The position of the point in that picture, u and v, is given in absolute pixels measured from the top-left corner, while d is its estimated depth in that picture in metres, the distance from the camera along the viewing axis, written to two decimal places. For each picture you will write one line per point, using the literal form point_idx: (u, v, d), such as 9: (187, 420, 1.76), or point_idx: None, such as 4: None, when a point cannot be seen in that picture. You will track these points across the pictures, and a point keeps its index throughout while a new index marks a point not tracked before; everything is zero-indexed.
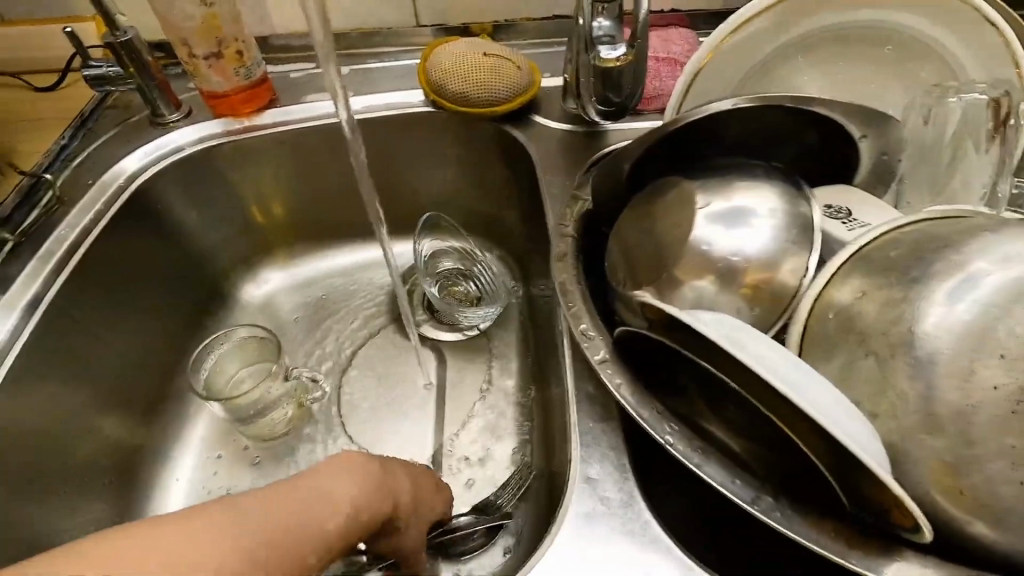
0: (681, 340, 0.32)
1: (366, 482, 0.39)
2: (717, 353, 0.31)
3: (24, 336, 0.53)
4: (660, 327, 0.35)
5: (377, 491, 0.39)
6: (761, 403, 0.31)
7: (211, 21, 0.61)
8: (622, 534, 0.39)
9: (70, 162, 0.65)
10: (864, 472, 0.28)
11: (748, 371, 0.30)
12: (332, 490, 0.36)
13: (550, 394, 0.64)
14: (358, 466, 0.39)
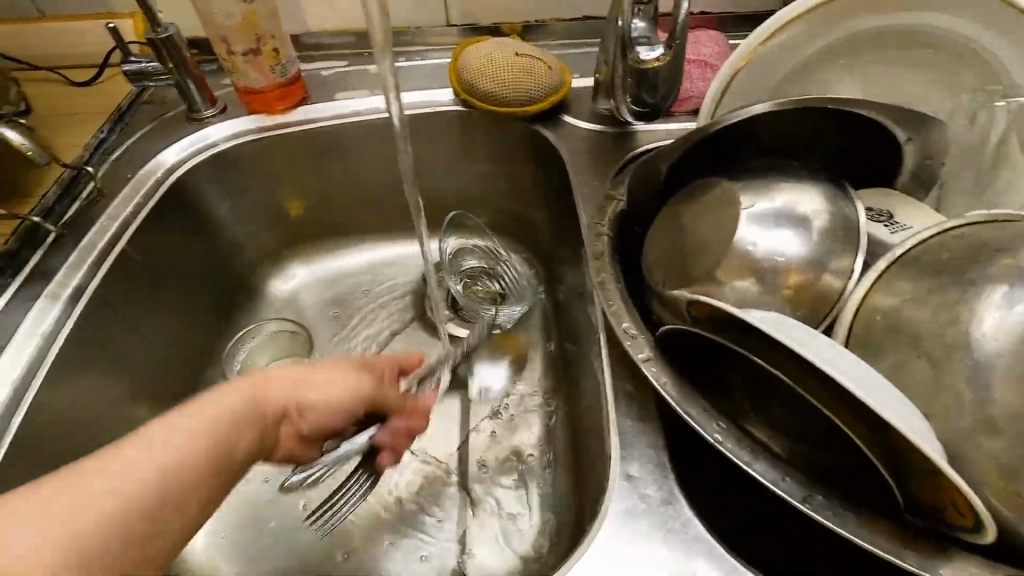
0: (732, 337, 0.33)
1: (241, 393, 0.38)
2: (772, 348, 0.31)
3: (68, 327, 0.53)
4: (709, 325, 0.36)
5: (241, 393, 0.38)
6: (817, 400, 0.31)
7: (251, 18, 0.62)
8: (664, 532, 0.39)
9: (108, 155, 0.66)
10: (928, 471, 0.28)
11: (807, 367, 0.30)
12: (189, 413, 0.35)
13: (576, 391, 0.64)
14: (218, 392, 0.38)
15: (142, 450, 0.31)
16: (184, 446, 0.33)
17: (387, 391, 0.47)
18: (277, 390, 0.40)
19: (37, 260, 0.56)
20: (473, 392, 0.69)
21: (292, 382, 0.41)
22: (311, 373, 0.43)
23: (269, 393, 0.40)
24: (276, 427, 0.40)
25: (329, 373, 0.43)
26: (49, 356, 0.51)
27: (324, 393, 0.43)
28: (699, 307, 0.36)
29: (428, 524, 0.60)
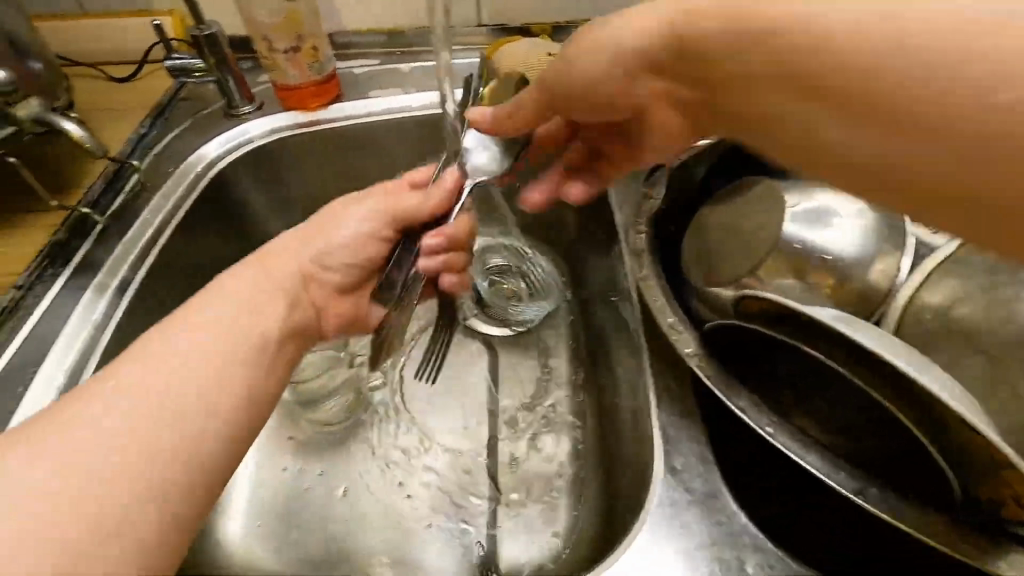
0: (790, 330, 0.35)
1: (251, 281, 0.43)
2: (834, 340, 0.33)
3: (116, 317, 0.54)
4: (766, 319, 0.37)
5: (265, 279, 0.44)
6: (878, 392, 0.32)
7: (291, 18, 0.64)
8: (710, 524, 0.40)
9: (149, 150, 0.67)
10: (994, 462, 0.29)
11: (871, 357, 0.32)
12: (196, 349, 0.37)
13: (606, 385, 0.65)
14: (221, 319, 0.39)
15: (142, 416, 0.32)
16: (190, 425, 0.34)
17: (395, 201, 0.53)
18: (287, 263, 0.46)
19: (86, 250, 0.57)
20: (501, 386, 0.69)
21: (298, 249, 0.48)
22: (310, 234, 0.50)
23: (274, 274, 0.45)
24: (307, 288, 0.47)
25: (334, 228, 0.50)
26: (100, 343, 0.52)
27: (333, 238, 0.50)
28: (752, 302, 0.38)
29: (459, 515, 0.60)
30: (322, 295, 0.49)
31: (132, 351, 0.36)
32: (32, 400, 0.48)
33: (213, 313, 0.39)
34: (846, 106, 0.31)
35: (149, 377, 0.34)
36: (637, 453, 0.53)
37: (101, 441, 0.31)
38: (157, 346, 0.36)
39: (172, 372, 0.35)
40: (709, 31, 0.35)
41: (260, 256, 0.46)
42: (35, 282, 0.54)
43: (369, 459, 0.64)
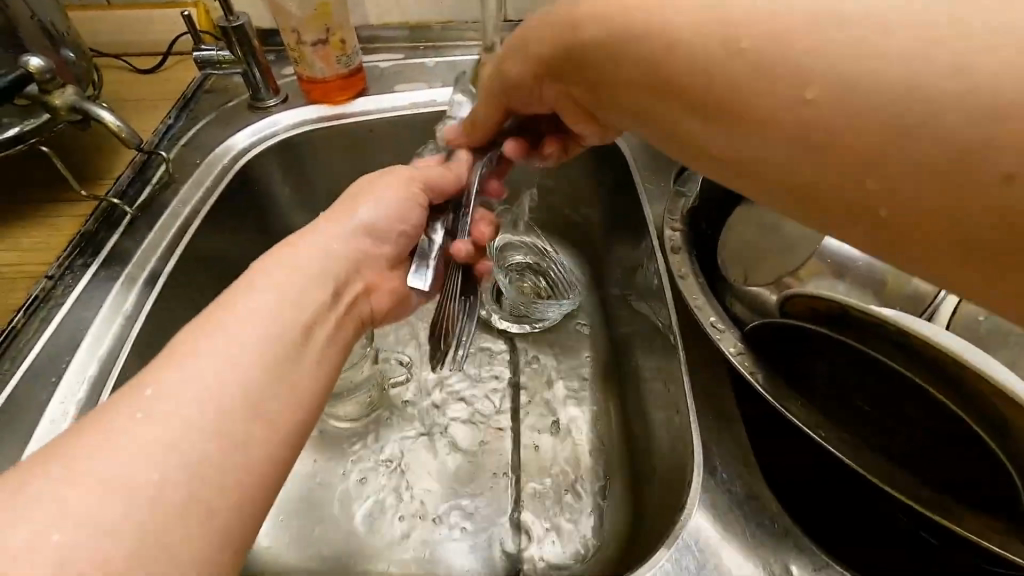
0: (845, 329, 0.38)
1: (285, 273, 0.40)
2: (886, 335, 0.36)
3: (147, 308, 0.54)
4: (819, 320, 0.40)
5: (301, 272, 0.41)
6: (929, 385, 0.35)
7: (323, 10, 0.63)
8: (753, 527, 0.39)
9: (176, 141, 0.67)
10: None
11: (920, 350, 0.35)
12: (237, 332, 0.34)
13: (632, 381, 0.64)
14: (260, 306, 0.37)
15: (184, 406, 0.30)
16: (236, 415, 0.31)
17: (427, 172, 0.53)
18: (334, 242, 0.46)
19: (115, 240, 0.57)
20: (522, 384, 0.69)
21: (343, 225, 0.47)
22: (339, 214, 0.48)
23: (321, 254, 0.44)
24: (348, 267, 0.45)
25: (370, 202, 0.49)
26: (131, 335, 0.52)
27: (371, 208, 0.49)
28: (797, 301, 0.41)
29: (483, 514, 0.59)
30: (372, 269, 0.48)
31: (185, 338, 0.33)
32: (66, 390, 0.48)
33: (255, 299, 0.37)
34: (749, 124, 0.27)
35: (200, 365, 0.32)
36: (670, 454, 0.52)
37: (144, 437, 0.28)
38: (210, 331, 0.34)
39: (223, 361, 0.32)
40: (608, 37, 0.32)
41: (287, 243, 0.43)
42: (65, 272, 0.54)
43: (392, 455, 0.63)
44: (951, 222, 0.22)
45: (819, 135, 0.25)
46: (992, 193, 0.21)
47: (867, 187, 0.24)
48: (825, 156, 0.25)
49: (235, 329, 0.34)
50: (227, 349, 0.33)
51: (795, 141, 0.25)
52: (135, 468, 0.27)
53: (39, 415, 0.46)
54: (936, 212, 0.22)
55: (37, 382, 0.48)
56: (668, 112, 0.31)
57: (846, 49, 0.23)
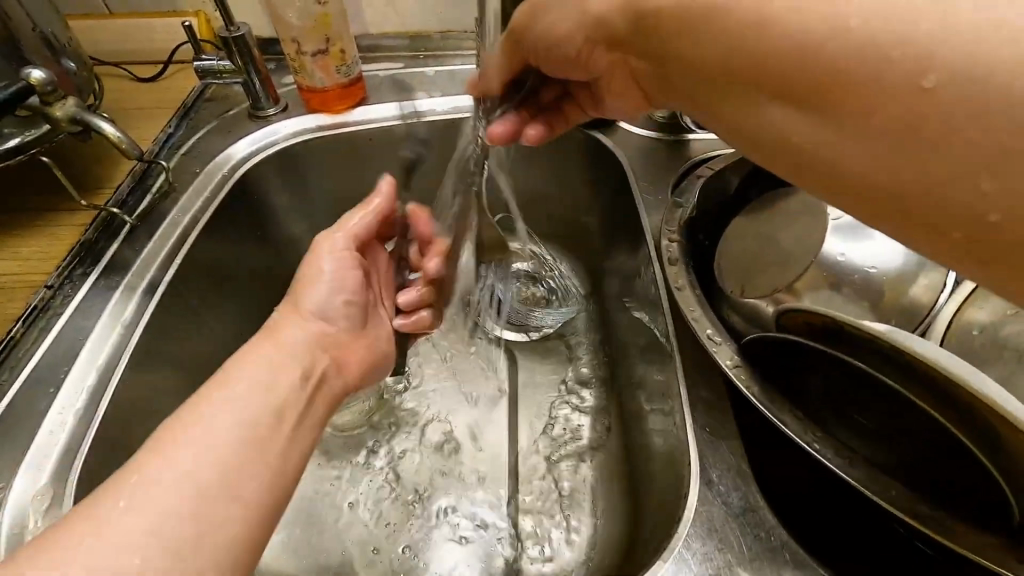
0: (842, 346, 0.39)
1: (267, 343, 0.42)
2: (883, 354, 0.37)
3: (146, 317, 0.54)
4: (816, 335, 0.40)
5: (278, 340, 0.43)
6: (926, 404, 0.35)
7: (323, 20, 0.63)
8: (750, 539, 0.39)
9: (176, 150, 0.67)
10: None
11: (912, 373, 0.36)
12: (257, 380, 0.38)
13: (631, 386, 0.64)
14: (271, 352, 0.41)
15: (199, 448, 0.33)
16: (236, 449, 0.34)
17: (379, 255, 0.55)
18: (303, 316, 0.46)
19: (114, 249, 0.57)
20: (520, 393, 0.69)
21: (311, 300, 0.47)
22: (302, 284, 0.49)
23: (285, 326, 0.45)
24: (323, 359, 0.45)
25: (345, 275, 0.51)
26: (130, 344, 0.52)
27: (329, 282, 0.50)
28: (794, 316, 0.42)
29: (484, 522, 0.59)
30: (337, 346, 0.48)
31: (202, 386, 0.37)
32: (64, 400, 0.48)
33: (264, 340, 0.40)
34: (820, 106, 0.27)
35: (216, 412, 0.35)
36: (670, 464, 0.52)
37: (165, 479, 0.31)
38: (229, 378, 0.37)
39: (231, 402, 0.36)
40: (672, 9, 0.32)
41: (270, 329, 0.45)
42: (65, 281, 0.54)
43: (387, 464, 0.63)
44: (979, 206, 0.24)
45: (874, 125, 0.26)
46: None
47: (907, 175, 0.26)
48: (870, 146, 0.26)
49: (251, 377, 0.38)
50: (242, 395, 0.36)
51: (840, 129, 0.27)
52: (156, 507, 0.30)
53: (38, 426, 0.46)
54: (973, 200, 0.24)
55: (36, 391, 0.48)
56: (726, 96, 0.32)
57: (872, 43, 0.25)
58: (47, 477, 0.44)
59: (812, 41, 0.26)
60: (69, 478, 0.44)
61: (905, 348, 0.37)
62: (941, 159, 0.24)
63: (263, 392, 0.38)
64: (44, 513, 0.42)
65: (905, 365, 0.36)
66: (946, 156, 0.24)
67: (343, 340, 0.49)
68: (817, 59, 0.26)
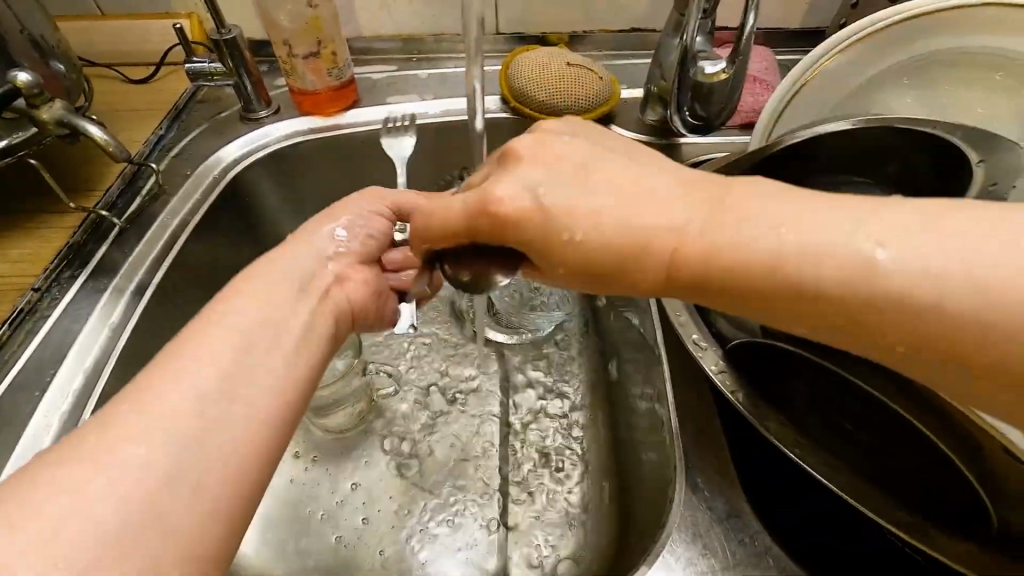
0: (839, 362, 0.39)
1: (252, 296, 0.38)
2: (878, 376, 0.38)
3: (134, 319, 0.54)
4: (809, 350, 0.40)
5: (277, 289, 0.39)
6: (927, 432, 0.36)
7: (315, 23, 0.63)
8: (734, 544, 0.40)
9: (167, 152, 0.67)
10: None
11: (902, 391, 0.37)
12: (219, 327, 0.34)
13: (622, 390, 0.64)
14: (251, 292, 0.38)
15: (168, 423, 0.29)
16: None
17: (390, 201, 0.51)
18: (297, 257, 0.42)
19: (103, 252, 0.57)
20: (511, 396, 0.68)
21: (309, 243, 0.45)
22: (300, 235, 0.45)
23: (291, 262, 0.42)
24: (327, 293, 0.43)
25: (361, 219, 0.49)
26: (117, 346, 0.52)
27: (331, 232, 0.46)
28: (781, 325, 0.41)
29: (472, 526, 0.59)
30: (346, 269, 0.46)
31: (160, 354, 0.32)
32: (50, 403, 0.48)
33: (247, 298, 0.37)
34: (760, 295, 0.30)
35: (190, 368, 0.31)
36: (658, 470, 0.52)
37: (125, 460, 0.27)
38: (212, 321, 0.35)
39: (207, 351, 0.33)
40: (573, 265, 0.33)
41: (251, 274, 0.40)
42: (52, 283, 0.54)
43: (378, 469, 0.63)
44: (943, 346, 0.27)
45: (808, 292, 0.29)
46: (950, 289, 0.26)
47: (857, 317, 0.28)
48: (821, 309, 0.29)
49: (220, 325, 0.35)
50: (214, 354, 0.33)
51: (788, 308, 0.30)
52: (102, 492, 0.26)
53: (23, 429, 0.46)
54: (932, 320, 0.26)
55: (23, 394, 0.48)
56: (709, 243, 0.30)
57: None
58: None
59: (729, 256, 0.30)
60: None
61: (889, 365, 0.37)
62: (903, 321, 0.27)
63: (220, 339, 0.34)
64: None
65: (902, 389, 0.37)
66: (927, 308, 0.26)
67: (353, 267, 0.47)
68: (738, 267, 0.30)
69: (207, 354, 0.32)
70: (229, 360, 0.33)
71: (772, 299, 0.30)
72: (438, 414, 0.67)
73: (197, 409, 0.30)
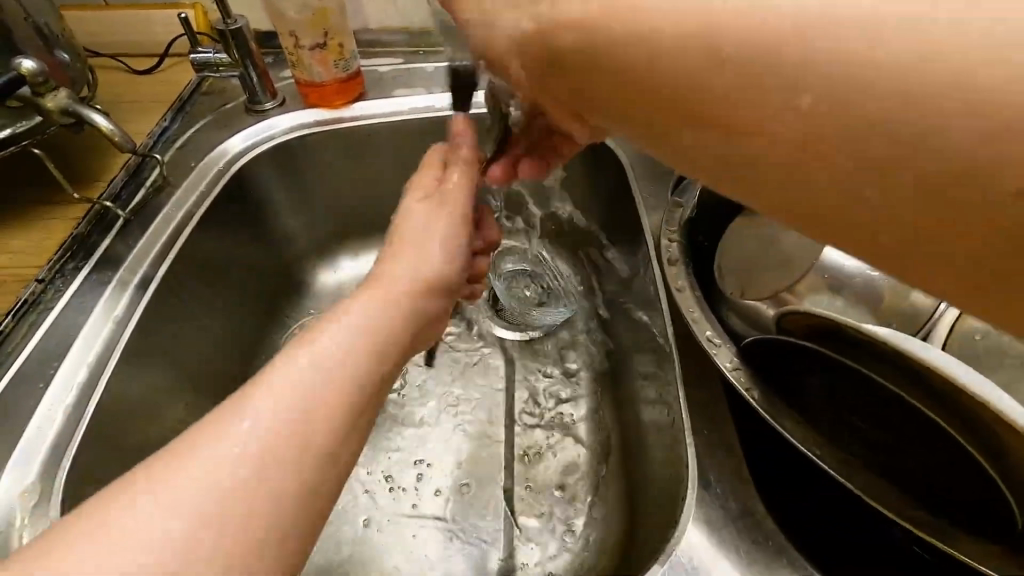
0: (859, 359, 0.36)
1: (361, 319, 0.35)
2: (908, 377, 0.35)
3: (139, 311, 0.53)
4: (831, 343, 0.38)
5: (388, 314, 0.37)
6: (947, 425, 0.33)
7: (322, 14, 0.62)
8: (749, 545, 0.39)
9: (171, 144, 0.66)
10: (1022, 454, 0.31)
11: (935, 391, 0.34)
12: (324, 361, 0.32)
13: (630, 386, 0.64)
14: (362, 320, 0.35)
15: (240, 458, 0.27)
16: None
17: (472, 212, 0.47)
18: (397, 278, 0.40)
19: (107, 243, 0.57)
20: (517, 391, 0.68)
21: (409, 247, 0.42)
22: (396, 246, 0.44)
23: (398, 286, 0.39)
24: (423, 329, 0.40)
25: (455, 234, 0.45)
26: (122, 338, 0.51)
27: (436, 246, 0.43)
28: (794, 318, 0.41)
29: (478, 523, 0.59)
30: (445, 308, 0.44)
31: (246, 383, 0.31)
32: (53, 396, 0.47)
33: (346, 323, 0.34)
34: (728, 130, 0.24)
35: (274, 397, 0.30)
36: (667, 469, 0.51)
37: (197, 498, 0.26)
38: (304, 350, 0.32)
39: (291, 379, 0.31)
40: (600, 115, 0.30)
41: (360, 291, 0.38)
42: (56, 275, 0.54)
43: (387, 467, 0.62)
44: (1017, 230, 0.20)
45: (786, 146, 0.23)
46: (969, 147, 0.20)
47: (845, 188, 0.23)
48: (807, 177, 0.24)
49: (325, 361, 0.32)
50: (294, 386, 0.30)
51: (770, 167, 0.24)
52: (165, 528, 0.25)
53: (27, 421, 0.46)
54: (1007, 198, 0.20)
55: (26, 386, 0.48)
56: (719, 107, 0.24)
57: None
58: (35, 474, 0.44)
59: (686, 65, 0.24)
60: (57, 476, 0.44)
61: (913, 356, 0.35)
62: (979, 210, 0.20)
63: (326, 366, 0.32)
64: (32, 511, 0.42)
65: (938, 387, 0.34)
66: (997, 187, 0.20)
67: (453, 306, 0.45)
68: (708, 102, 0.24)
69: (303, 356, 0.32)
70: (306, 390, 0.30)
71: (746, 140, 0.24)
72: (444, 410, 0.66)
73: (274, 443, 0.28)
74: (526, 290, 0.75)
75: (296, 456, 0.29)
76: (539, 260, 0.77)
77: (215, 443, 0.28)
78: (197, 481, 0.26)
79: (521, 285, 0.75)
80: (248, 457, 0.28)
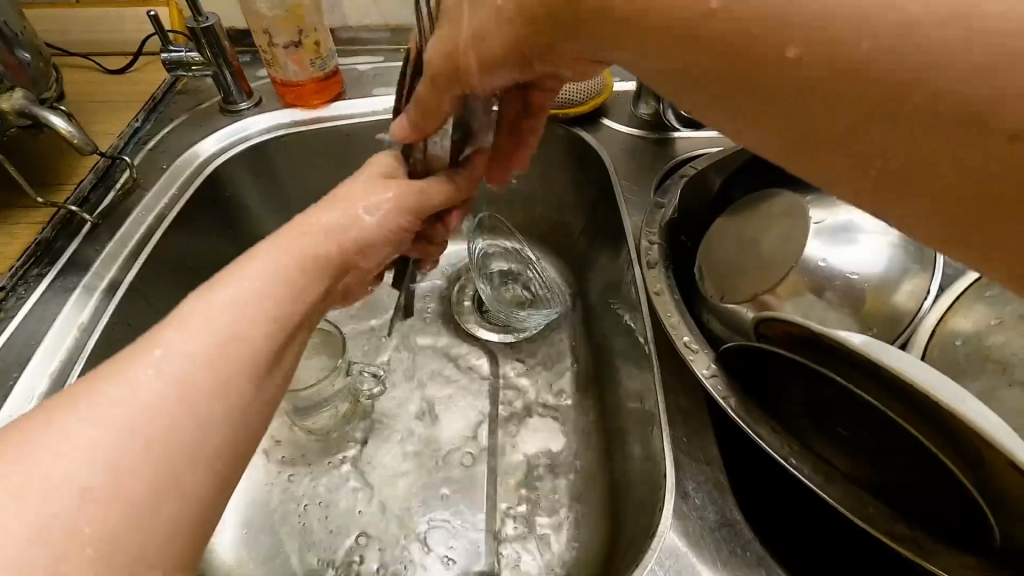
0: (833, 367, 0.35)
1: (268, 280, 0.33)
2: (882, 386, 0.33)
3: (105, 317, 0.52)
4: (807, 351, 0.36)
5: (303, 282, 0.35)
6: (925, 439, 0.32)
7: (296, 12, 0.61)
8: (728, 556, 0.38)
9: (143, 145, 0.65)
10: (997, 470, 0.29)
11: (913, 401, 0.31)
12: (238, 331, 0.30)
13: (614, 391, 0.63)
14: (284, 286, 0.34)
15: (135, 427, 0.26)
16: None
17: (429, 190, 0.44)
18: (312, 239, 0.37)
19: (73, 249, 0.55)
20: (499, 394, 0.67)
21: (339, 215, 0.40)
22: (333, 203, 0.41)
23: (314, 251, 0.37)
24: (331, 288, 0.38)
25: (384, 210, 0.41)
26: (87, 345, 0.50)
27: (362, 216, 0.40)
28: (774, 325, 0.38)
29: (456, 531, 0.58)
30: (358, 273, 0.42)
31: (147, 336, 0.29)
32: (13, 407, 0.46)
33: (252, 286, 0.32)
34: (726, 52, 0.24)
35: (182, 351, 0.28)
36: (650, 475, 0.51)
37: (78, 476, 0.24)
38: (212, 299, 0.31)
39: (195, 334, 0.29)
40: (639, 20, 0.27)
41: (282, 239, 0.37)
42: (18, 282, 0.52)
43: (361, 473, 0.61)
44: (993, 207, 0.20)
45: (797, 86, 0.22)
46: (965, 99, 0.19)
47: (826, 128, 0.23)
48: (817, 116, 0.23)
49: (239, 329, 0.30)
50: (194, 339, 0.29)
51: (748, 115, 0.25)
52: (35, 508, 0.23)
53: None
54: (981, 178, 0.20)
55: None
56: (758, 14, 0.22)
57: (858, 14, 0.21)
58: None
59: None
60: None
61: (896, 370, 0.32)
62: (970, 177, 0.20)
63: (239, 333, 0.30)
64: None
65: (910, 400, 0.32)
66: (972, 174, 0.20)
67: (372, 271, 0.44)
68: (653, 19, 0.26)
69: (220, 311, 0.31)
70: (210, 350, 0.29)
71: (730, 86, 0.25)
72: (426, 414, 0.65)
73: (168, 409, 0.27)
74: (512, 288, 0.72)
75: (195, 431, 0.27)
76: (528, 262, 0.74)
77: (97, 407, 0.26)
78: (104, 433, 0.25)
79: (505, 287, 0.72)
80: (143, 421, 0.26)
